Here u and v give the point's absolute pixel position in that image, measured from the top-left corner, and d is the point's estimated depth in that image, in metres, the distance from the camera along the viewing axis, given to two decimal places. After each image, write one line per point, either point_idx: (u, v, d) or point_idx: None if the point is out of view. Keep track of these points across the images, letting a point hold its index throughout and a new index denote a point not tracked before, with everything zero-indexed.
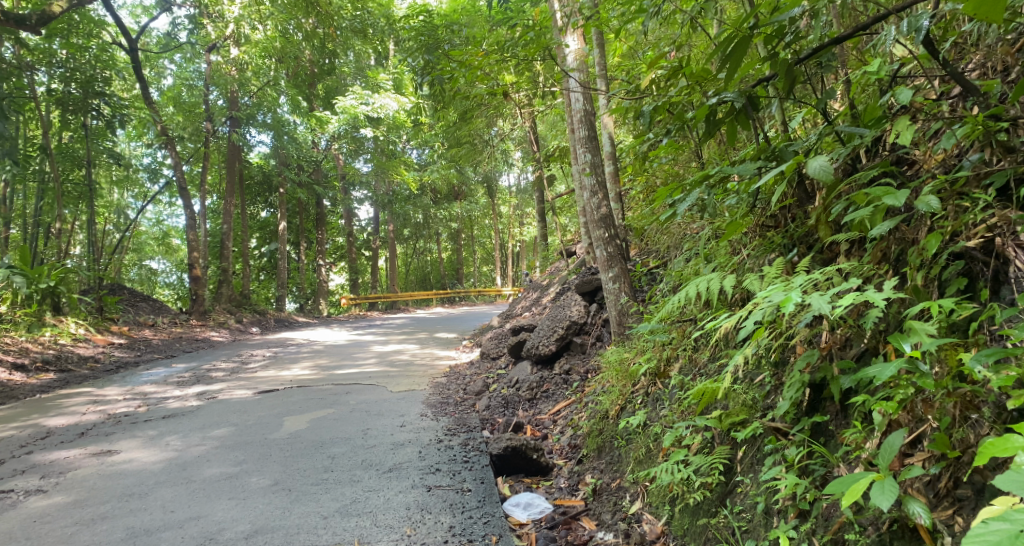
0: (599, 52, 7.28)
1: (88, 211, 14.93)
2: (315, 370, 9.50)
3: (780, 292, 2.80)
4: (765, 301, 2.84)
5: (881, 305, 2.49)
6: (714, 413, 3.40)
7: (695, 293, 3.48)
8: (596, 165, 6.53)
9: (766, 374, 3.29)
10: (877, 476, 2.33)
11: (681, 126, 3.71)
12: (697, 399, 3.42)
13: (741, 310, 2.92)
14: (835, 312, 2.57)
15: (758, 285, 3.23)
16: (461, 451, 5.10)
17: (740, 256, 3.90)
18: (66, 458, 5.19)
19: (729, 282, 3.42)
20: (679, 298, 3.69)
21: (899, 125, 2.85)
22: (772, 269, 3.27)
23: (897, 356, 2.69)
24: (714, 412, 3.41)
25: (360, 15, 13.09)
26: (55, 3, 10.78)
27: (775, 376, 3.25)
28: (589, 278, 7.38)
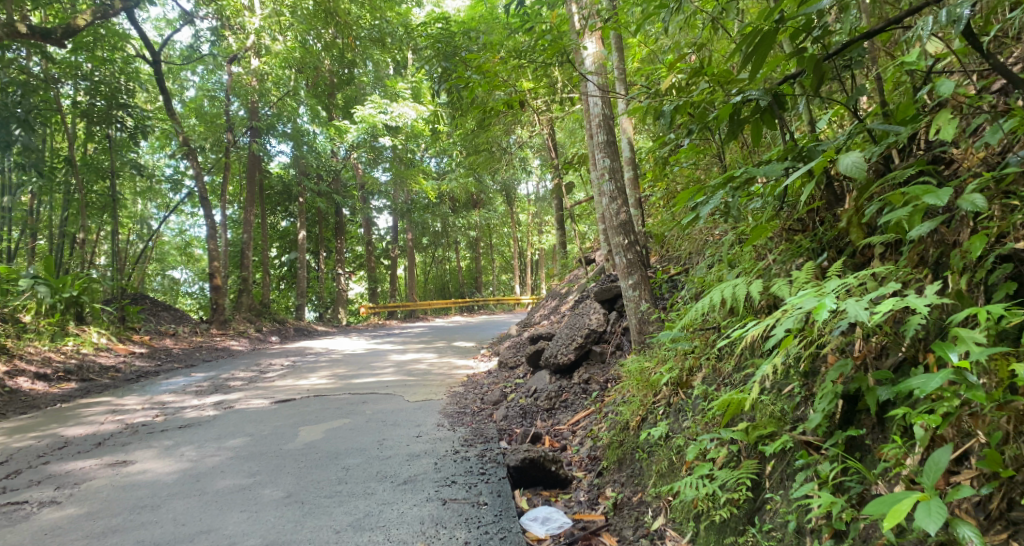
0: (618, 57, 7.18)
1: (112, 222, 15.10)
2: (332, 379, 9.44)
3: (813, 297, 2.65)
4: (796, 307, 2.69)
5: (924, 312, 2.34)
6: (740, 426, 3.25)
7: (719, 300, 3.34)
8: (615, 170, 6.42)
9: (795, 384, 3.14)
10: (923, 497, 2.19)
11: (704, 127, 3.59)
12: (722, 410, 3.27)
13: (770, 317, 2.77)
14: (873, 319, 2.42)
15: (787, 291, 3.08)
16: (477, 462, 4.99)
17: (765, 261, 3.77)
18: (81, 468, 5.16)
19: (757, 288, 3.26)
20: (702, 304, 3.54)
21: (939, 119, 2.70)
22: (801, 274, 3.13)
23: (940, 367, 2.54)
24: (741, 424, 3.26)
25: (379, 24, 13.13)
26: (80, 17, 10.87)
27: (804, 386, 3.10)
28: (608, 286, 7.25)
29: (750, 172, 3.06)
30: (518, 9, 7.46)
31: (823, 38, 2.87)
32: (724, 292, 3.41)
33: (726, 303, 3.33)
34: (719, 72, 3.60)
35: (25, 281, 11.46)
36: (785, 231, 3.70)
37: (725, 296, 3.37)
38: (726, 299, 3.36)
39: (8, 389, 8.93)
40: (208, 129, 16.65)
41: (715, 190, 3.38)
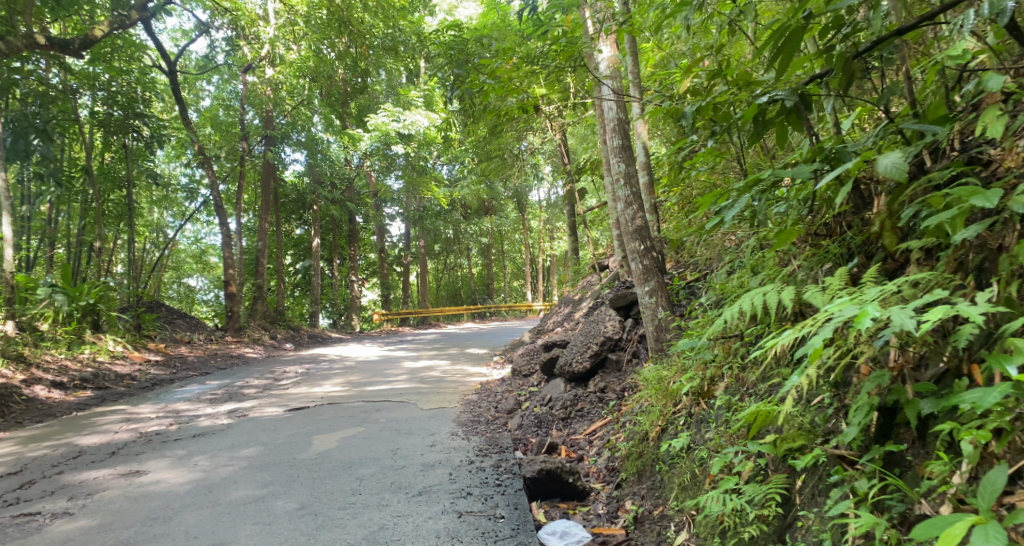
0: (633, 60, 7.09)
1: (128, 230, 15.20)
2: (346, 387, 9.39)
3: (850, 305, 2.53)
4: (832, 315, 2.57)
5: (978, 321, 2.22)
6: (768, 438, 3.13)
7: (748, 308, 3.21)
8: (631, 175, 6.31)
9: (825, 395, 3.03)
10: (977, 520, 2.07)
11: (727, 129, 3.51)
12: (748, 421, 3.15)
13: (803, 325, 2.66)
14: (919, 329, 2.30)
15: (819, 299, 2.96)
16: (493, 473, 4.90)
17: (790, 267, 3.67)
18: (94, 478, 5.12)
19: (787, 295, 3.14)
20: (727, 313, 3.43)
21: (986, 117, 2.59)
22: (834, 280, 3.02)
23: (989, 380, 2.42)
24: (769, 437, 3.14)
25: (392, 33, 13.14)
26: (98, 28, 10.93)
27: (835, 397, 2.99)
28: (624, 292, 7.14)
29: (777, 173, 2.99)
30: (530, 14, 7.40)
31: (852, 35, 2.80)
32: (752, 300, 3.28)
33: (754, 312, 3.20)
34: (741, 75, 3.55)
35: (43, 289, 11.52)
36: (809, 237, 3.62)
37: (754, 303, 3.25)
38: (756, 307, 3.22)
39: (25, 397, 8.95)
40: (223, 137, 16.74)
41: (739, 193, 3.32)
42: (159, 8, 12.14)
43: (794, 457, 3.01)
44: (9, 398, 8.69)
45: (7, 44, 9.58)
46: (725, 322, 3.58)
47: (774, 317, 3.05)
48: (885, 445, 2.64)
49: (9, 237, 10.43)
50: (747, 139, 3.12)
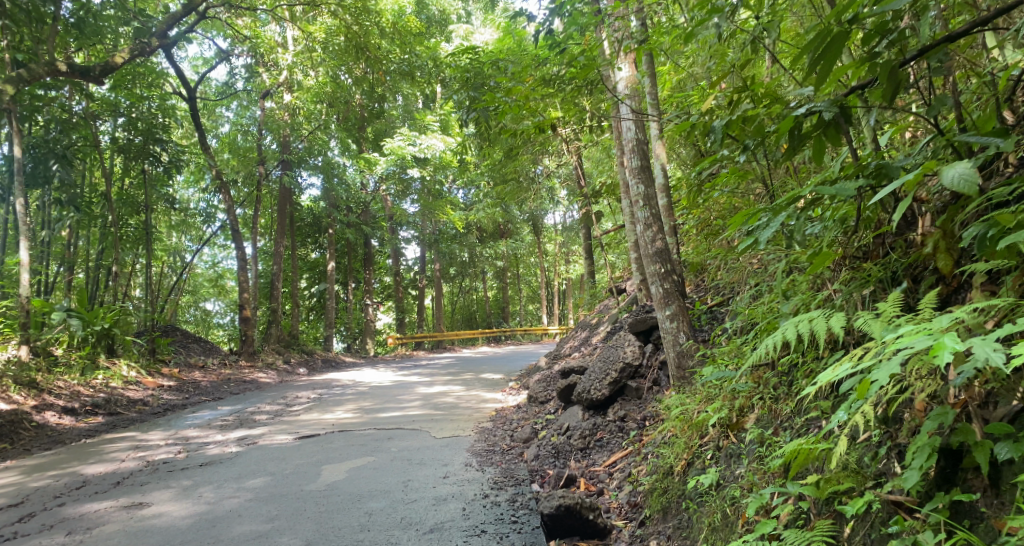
0: (651, 80, 6.92)
1: (145, 255, 15.18)
2: (358, 414, 9.17)
3: (912, 331, 2.30)
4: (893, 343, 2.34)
5: None
6: (810, 479, 2.87)
7: (792, 337, 3.00)
8: (651, 196, 6.12)
9: (875, 432, 2.79)
10: None
11: (760, 143, 3.31)
12: (789, 459, 2.88)
13: (858, 353, 2.43)
14: (1005, 363, 2.07)
15: (869, 329, 2.73)
16: (508, 509, 4.67)
17: (829, 292, 3.45)
18: (96, 511, 4.93)
19: (836, 322, 2.89)
20: (767, 343, 3.21)
21: None
22: (886, 305, 2.81)
23: None
24: (810, 477, 2.89)
25: (409, 58, 13.17)
26: (118, 55, 10.97)
27: (885, 434, 2.77)
28: (643, 316, 6.91)
29: (817, 191, 2.77)
30: (546, 36, 7.30)
31: (899, 42, 2.63)
32: (801, 326, 3.05)
33: (801, 339, 2.99)
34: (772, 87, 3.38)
35: (58, 313, 11.49)
36: (847, 259, 3.45)
37: (800, 331, 3.03)
38: (804, 334, 2.99)
39: (34, 424, 8.82)
40: (241, 162, 16.75)
41: (775, 212, 3.12)
42: (180, 36, 12.21)
43: (840, 502, 2.77)
44: (19, 425, 8.57)
45: (28, 72, 9.68)
46: (763, 353, 3.34)
47: (820, 345, 2.85)
48: (952, 494, 2.39)
49: (26, 261, 10.39)
50: (782, 154, 2.92)
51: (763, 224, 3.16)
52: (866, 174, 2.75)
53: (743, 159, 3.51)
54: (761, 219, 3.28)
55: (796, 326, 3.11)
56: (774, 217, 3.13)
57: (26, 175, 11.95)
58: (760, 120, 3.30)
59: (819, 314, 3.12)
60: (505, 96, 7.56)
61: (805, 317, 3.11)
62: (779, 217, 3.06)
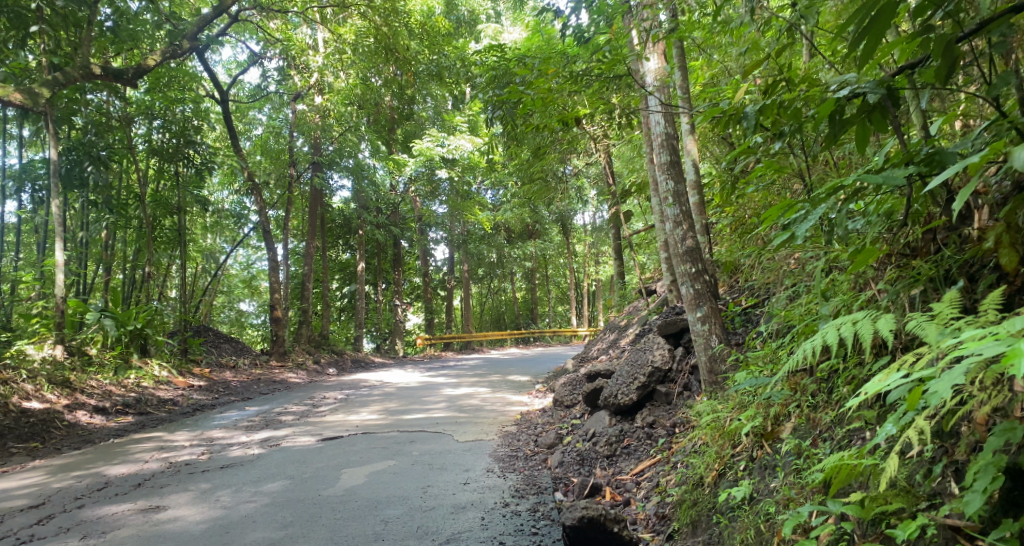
0: (681, 72, 6.63)
1: (179, 256, 15.33)
2: (383, 415, 9.07)
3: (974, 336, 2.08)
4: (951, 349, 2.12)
5: None
6: (853, 496, 2.62)
7: (835, 341, 2.77)
8: (680, 193, 5.87)
9: (929, 447, 2.53)
10: None
11: (797, 128, 3.06)
12: (830, 475, 2.63)
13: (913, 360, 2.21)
14: None
15: (926, 332, 2.49)
16: (529, 519, 4.48)
17: (875, 294, 3.19)
18: (113, 514, 4.87)
19: (886, 324, 2.65)
20: (805, 348, 2.99)
21: None
22: (942, 306, 2.57)
23: None
24: (853, 494, 2.64)
25: (437, 59, 13.14)
26: (151, 58, 11.05)
27: (940, 450, 2.54)
28: (674, 318, 6.67)
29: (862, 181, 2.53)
30: (573, 31, 7.09)
31: (955, 16, 2.38)
32: (844, 329, 2.82)
33: (844, 343, 2.76)
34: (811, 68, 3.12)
35: (92, 313, 11.63)
36: (893, 257, 3.21)
37: (843, 334, 2.80)
38: (847, 339, 2.76)
39: (66, 423, 8.89)
40: (273, 163, 16.82)
41: (814, 205, 2.90)
42: (212, 39, 12.31)
43: (889, 524, 2.51)
44: (50, 424, 8.64)
45: (64, 75, 9.76)
46: (803, 357, 3.09)
47: (867, 350, 2.61)
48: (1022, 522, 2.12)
49: (61, 261, 10.50)
50: (823, 142, 2.68)
51: (801, 217, 2.94)
52: (917, 161, 2.50)
53: (779, 146, 3.26)
54: (798, 212, 3.06)
55: (837, 329, 2.88)
56: (813, 209, 2.91)
57: (62, 178, 11.90)
58: (798, 103, 3.05)
59: (864, 316, 2.88)
60: (528, 89, 7.41)
61: (848, 319, 2.87)
62: (819, 209, 2.83)
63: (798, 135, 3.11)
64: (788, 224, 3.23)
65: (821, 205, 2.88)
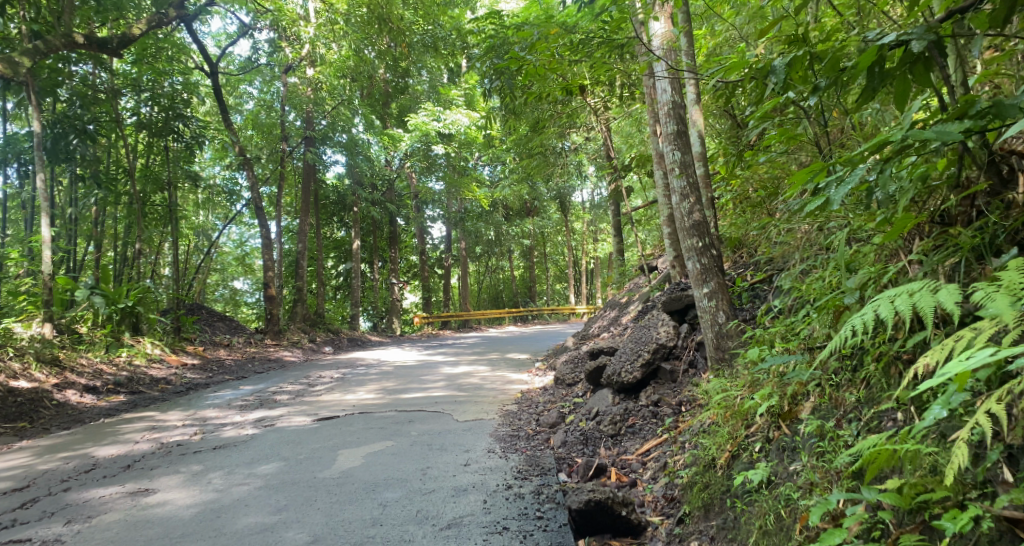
0: (687, 38, 6.38)
1: (170, 232, 15.02)
2: (380, 394, 8.90)
3: None
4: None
5: None
6: (890, 484, 2.47)
7: (892, 315, 2.59)
8: (688, 164, 5.61)
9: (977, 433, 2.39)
10: None
11: (832, 82, 2.85)
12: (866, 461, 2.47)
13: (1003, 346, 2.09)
14: None
15: (1000, 306, 2.32)
16: (533, 502, 4.31)
17: (914, 268, 3.01)
18: (100, 497, 4.69)
19: (953, 296, 2.48)
20: (854, 322, 2.81)
21: None
22: (1011, 275, 2.41)
23: None
24: (890, 482, 2.49)
25: (432, 29, 12.79)
26: (136, 26, 10.68)
27: (989, 434, 2.39)
28: (679, 295, 6.49)
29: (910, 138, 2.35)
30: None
31: None
32: (900, 301, 2.63)
33: (902, 317, 2.57)
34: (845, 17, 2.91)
35: (81, 290, 11.40)
36: (927, 227, 3.04)
37: (900, 308, 2.60)
38: (906, 311, 2.57)
39: (55, 402, 8.70)
40: (265, 139, 16.47)
41: (851, 166, 2.71)
42: (199, 9, 11.93)
43: (932, 514, 2.36)
44: (39, 404, 8.44)
45: (44, 44, 9.43)
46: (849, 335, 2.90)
47: (931, 323, 2.43)
48: None
49: (47, 237, 10.22)
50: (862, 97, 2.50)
51: (837, 180, 2.75)
52: (972, 115, 2.40)
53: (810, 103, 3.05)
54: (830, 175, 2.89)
55: (892, 302, 2.69)
56: (851, 170, 2.73)
57: (48, 151, 11.69)
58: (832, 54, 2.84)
59: (921, 286, 2.70)
60: (529, 54, 7.21)
61: (903, 292, 2.68)
62: (858, 170, 2.65)
63: (831, 91, 2.92)
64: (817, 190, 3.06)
65: (859, 166, 2.70)
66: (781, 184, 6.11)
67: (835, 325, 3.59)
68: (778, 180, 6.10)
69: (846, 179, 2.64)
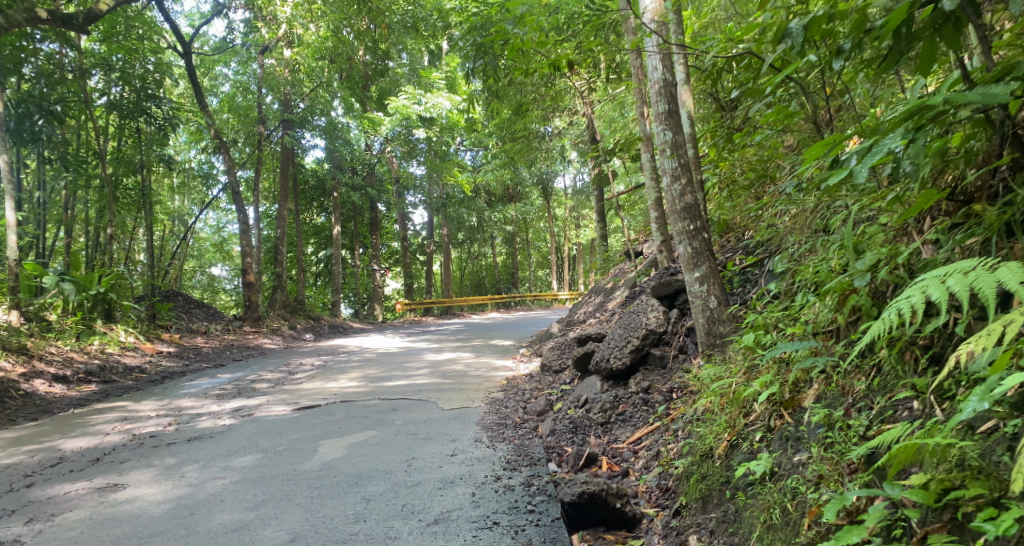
0: (676, 17, 6.21)
1: (144, 217, 14.61)
2: (362, 382, 8.68)
3: None
4: None
5: None
6: (917, 480, 2.39)
7: (947, 296, 2.43)
8: (679, 144, 5.39)
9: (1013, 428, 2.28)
10: None
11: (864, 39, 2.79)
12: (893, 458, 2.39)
13: None
14: None
15: None
16: (524, 494, 4.15)
17: (945, 252, 2.91)
18: (67, 493, 4.45)
19: (1014, 272, 2.36)
20: (899, 304, 2.66)
21: None
22: None
23: None
24: (916, 478, 2.40)
25: (413, 10, 12.46)
26: (103, 2, 10.22)
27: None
28: (668, 279, 6.32)
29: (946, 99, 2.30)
30: None
31: None
32: (953, 282, 2.48)
33: (958, 299, 2.42)
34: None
35: (50, 277, 11.01)
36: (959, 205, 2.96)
37: (954, 289, 2.45)
38: (962, 293, 2.42)
39: (23, 393, 8.36)
40: (241, 122, 16.07)
41: (877, 136, 2.63)
42: None
43: (964, 513, 2.28)
44: (5, 394, 8.10)
45: (6, 18, 8.96)
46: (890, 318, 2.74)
47: (989, 305, 2.31)
48: None
49: (12, 223, 9.82)
50: (886, 58, 2.61)
51: (861, 152, 2.68)
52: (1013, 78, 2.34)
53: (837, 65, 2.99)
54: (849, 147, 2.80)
55: (943, 282, 2.55)
56: (877, 140, 2.65)
57: (10, 132, 11.21)
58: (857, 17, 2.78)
59: (975, 265, 2.56)
60: (516, 29, 6.96)
61: (955, 271, 2.53)
62: (888, 139, 2.58)
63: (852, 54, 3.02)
64: (835, 163, 2.97)
65: (887, 136, 2.61)
66: (773, 166, 5.96)
67: (841, 309, 3.47)
68: (770, 162, 5.95)
69: (874, 149, 2.57)
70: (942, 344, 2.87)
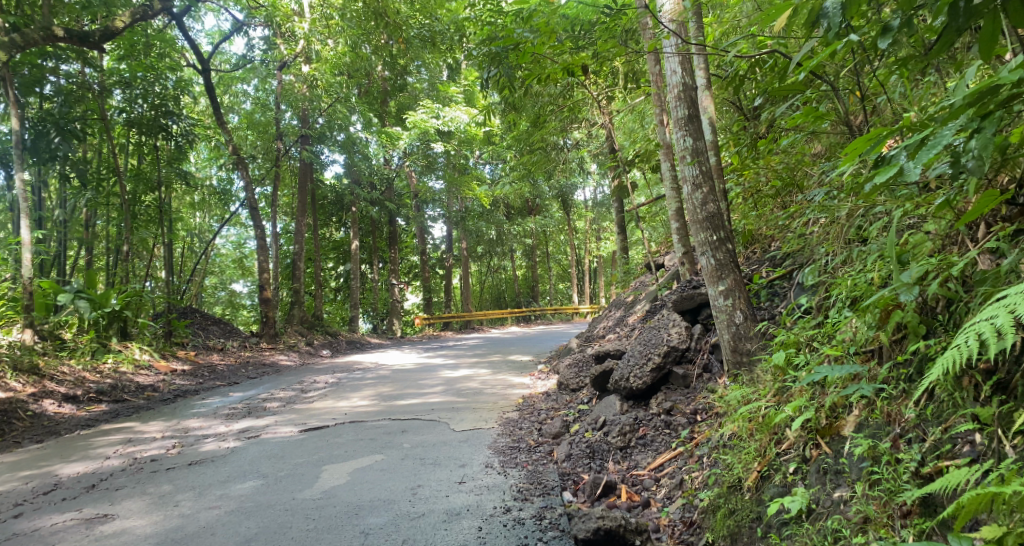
0: (695, 21, 5.95)
1: (163, 235, 14.50)
2: (375, 400, 8.43)
3: None
4: None
5: None
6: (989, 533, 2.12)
7: None
8: (700, 151, 5.05)
9: None
10: None
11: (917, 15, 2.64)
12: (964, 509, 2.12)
13: None
14: None
15: None
16: (533, 529, 3.83)
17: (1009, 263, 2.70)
18: (53, 525, 4.23)
19: None
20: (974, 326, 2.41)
21: None
22: None
23: None
24: (989, 530, 2.14)
25: (430, 23, 12.25)
26: (119, 19, 10.15)
27: None
28: (691, 293, 5.99)
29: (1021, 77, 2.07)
30: None
31: None
32: None
33: None
34: None
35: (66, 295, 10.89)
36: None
37: None
38: None
39: (30, 414, 8.20)
40: (260, 137, 15.96)
41: (932, 129, 2.38)
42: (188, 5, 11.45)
43: None
44: (12, 415, 7.94)
45: (21, 36, 8.91)
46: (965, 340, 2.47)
47: None
48: None
49: (28, 241, 9.77)
50: (940, 37, 2.51)
51: (913, 146, 2.42)
52: None
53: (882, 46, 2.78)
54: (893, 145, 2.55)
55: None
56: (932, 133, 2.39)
57: (28, 150, 11.04)
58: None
59: None
60: (527, 33, 6.67)
61: None
62: (947, 129, 2.32)
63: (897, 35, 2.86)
64: (877, 161, 2.71)
65: (946, 128, 2.35)
66: (800, 174, 5.69)
67: (885, 325, 3.20)
68: (797, 169, 5.67)
69: (931, 141, 2.31)
70: (1007, 369, 2.64)
